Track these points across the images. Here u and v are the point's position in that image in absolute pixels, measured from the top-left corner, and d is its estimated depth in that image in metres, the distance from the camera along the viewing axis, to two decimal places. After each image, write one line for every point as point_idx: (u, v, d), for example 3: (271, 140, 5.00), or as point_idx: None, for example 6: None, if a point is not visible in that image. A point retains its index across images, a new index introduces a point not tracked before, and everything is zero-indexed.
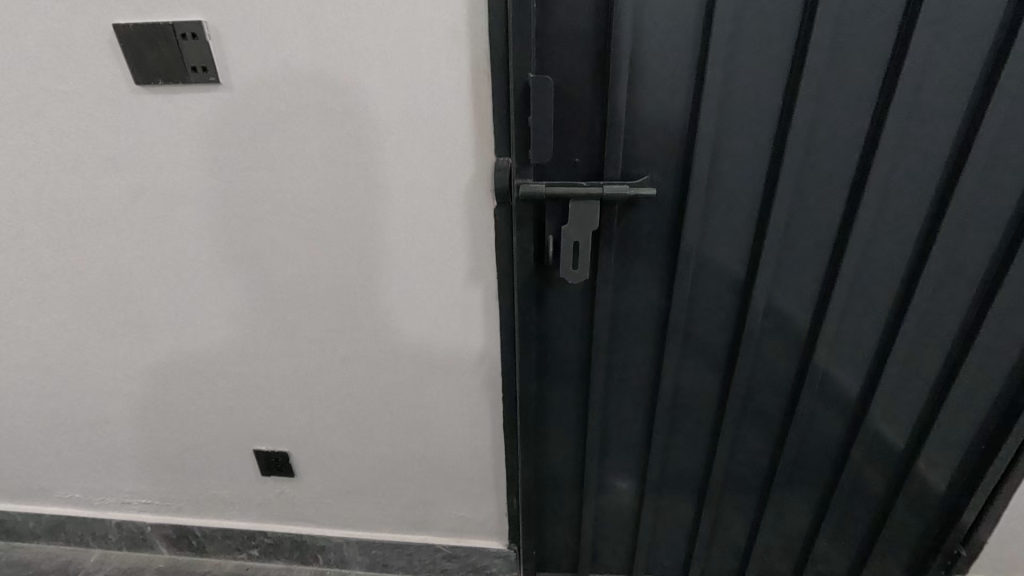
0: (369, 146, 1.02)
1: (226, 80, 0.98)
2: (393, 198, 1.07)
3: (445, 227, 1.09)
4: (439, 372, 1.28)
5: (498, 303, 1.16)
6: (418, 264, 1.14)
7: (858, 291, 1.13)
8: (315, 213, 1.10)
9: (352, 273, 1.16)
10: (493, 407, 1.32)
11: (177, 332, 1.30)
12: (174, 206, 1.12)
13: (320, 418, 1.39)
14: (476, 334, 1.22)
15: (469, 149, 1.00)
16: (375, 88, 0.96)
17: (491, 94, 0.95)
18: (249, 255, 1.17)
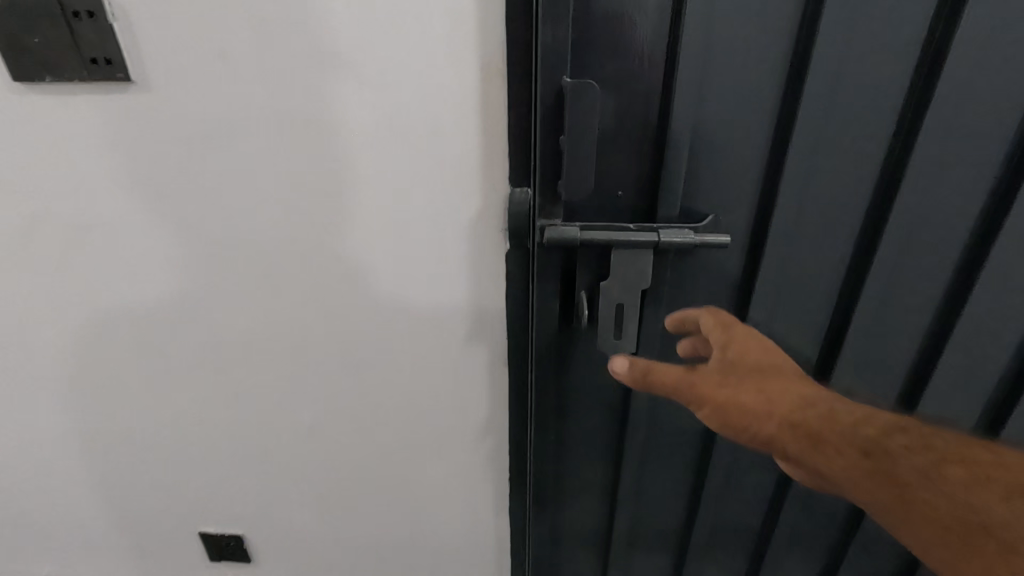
0: (348, 169, 0.75)
1: (142, 78, 0.71)
2: (385, 237, 0.80)
3: (442, 276, 0.83)
4: (430, 450, 1.02)
5: (507, 369, 0.91)
6: (408, 321, 0.88)
7: (969, 370, 0.88)
8: (274, 254, 0.83)
9: (330, 328, 0.90)
10: (497, 494, 1.06)
11: (94, 399, 1.00)
12: (75, 245, 0.83)
13: (279, 501, 1.11)
14: (479, 406, 0.96)
15: (477, 178, 0.75)
16: (357, 89, 0.70)
17: (511, 103, 0.69)
18: (182, 309, 0.89)
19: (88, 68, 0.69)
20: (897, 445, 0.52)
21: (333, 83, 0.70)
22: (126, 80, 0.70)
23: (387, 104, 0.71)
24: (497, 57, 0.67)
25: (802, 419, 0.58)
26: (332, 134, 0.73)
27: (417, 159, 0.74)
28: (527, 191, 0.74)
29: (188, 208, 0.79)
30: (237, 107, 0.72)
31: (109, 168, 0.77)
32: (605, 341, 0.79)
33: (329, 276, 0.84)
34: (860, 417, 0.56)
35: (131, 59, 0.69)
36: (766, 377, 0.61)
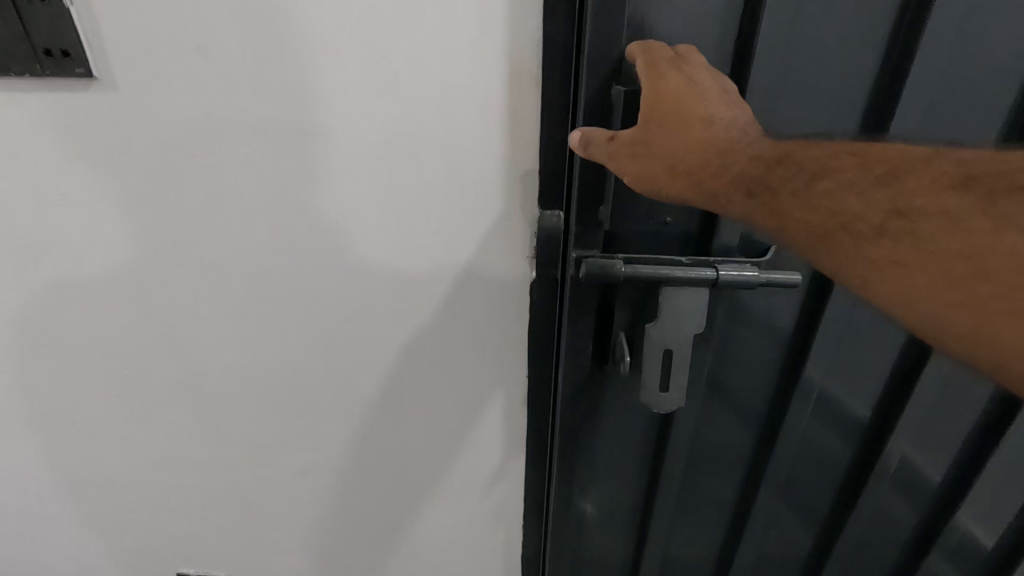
0: (357, 183, 0.65)
1: (107, 73, 0.59)
2: (401, 262, 0.70)
3: (453, 307, 0.73)
4: (433, 498, 0.90)
5: (525, 411, 0.81)
6: (412, 357, 0.77)
7: None
8: (266, 280, 0.72)
9: (328, 365, 0.78)
10: (507, 545, 0.95)
11: (43, 443, 0.86)
12: (26, 265, 0.71)
13: (261, 551, 0.98)
14: (491, 451, 0.85)
15: (500, 198, 0.65)
16: (369, 89, 0.59)
17: (545, 113, 0.60)
18: (152, 340, 0.76)
19: (40, 61, 0.57)
20: (790, 187, 0.49)
21: (341, 80, 0.59)
22: (88, 76, 0.59)
23: (406, 109, 0.60)
24: (535, 54, 0.57)
25: (694, 169, 0.50)
26: (340, 139, 0.62)
27: (439, 172, 0.64)
28: (559, 216, 0.65)
29: (166, 225, 0.68)
30: (223, 109, 0.61)
31: (69, 179, 0.65)
32: (648, 393, 0.69)
33: (331, 305, 0.73)
34: (767, 159, 0.50)
35: (93, 51, 0.58)
36: (670, 120, 0.50)
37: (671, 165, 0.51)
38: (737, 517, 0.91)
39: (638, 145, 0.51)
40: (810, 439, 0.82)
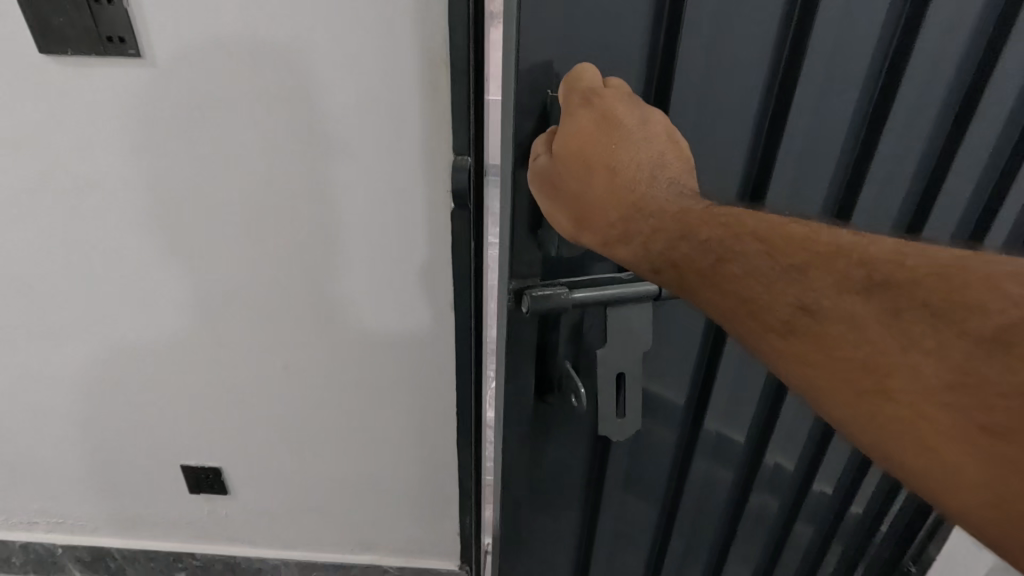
0: (349, 153, 0.75)
1: (151, 52, 0.71)
2: (377, 226, 0.80)
3: (405, 257, 0.83)
4: (382, 429, 0.99)
5: (452, 352, 0.90)
6: (368, 301, 0.87)
7: None
8: (260, 235, 0.83)
9: (308, 315, 0.89)
10: (447, 472, 1.03)
11: (70, 373, 0.98)
12: (75, 213, 0.83)
13: (245, 475, 1.06)
14: (433, 390, 0.94)
15: (436, 160, 0.75)
16: (362, 74, 0.69)
17: (454, 85, 0.68)
18: (165, 282, 0.88)
19: (103, 44, 0.70)
20: (695, 265, 0.42)
21: (341, 60, 0.69)
22: (138, 56, 0.71)
23: (390, 93, 0.71)
24: (470, 36, 0.65)
25: (598, 230, 0.46)
26: (340, 112, 0.72)
27: (408, 142, 0.74)
28: (467, 158, 0.73)
29: (183, 180, 0.79)
30: (240, 87, 0.72)
31: (112, 135, 0.77)
32: (608, 424, 0.61)
33: (317, 261, 0.84)
34: (670, 230, 0.43)
35: (140, 35, 0.69)
36: (569, 175, 0.45)
37: (577, 217, 0.46)
38: (657, 560, 0.87)
39: (547, 185, 0.47)
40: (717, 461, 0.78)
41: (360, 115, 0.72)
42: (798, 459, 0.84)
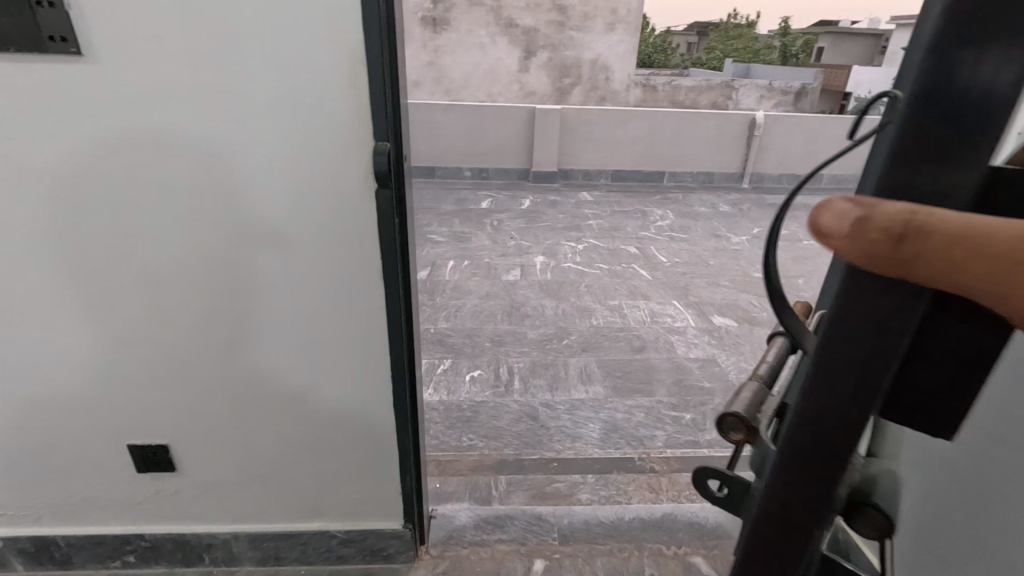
0: (281, 141, 0.84)
1: (93, 51, 0.78)
2: (307, 206, 0.89)
3: (335, 233, 0.92)
4: (322, 395, 1.08)
5: (384, 320, 0.99)
6: (304, 275, 0.96)
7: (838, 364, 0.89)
8: (201, 217, 0.90)
9: (249, 291, 0.97)
10: (384, 430, 1.12)
11: (11, 362, 1.01)
12: (15, 202, 0.87)
13: (192, 450, 1.12)
14: (368, 355, 1.04)
15: (358, 144, 0.84)
16: (292, 71, 0.79)
17: (372, 78, 0.79)
18: (105, 266, 0.94)
19: (45, 43, 0.76)
20: None
21: (272, 57, 0.78)
22: (79, 54, 0.78)
23: (317, 88, 0.80)
24: (381, 34, 0.77)
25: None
26: (271, 105, 0.82)
27: (333, 129, 0.83)
28: (386, 144, 0.83)
29: (126, 168, 0.86)
30: (181, 82, 0.80)
31: (54, 126, 0.82)
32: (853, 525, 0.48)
33: (255, 240, 0.92)
34: None
35: (82, 35, 0.76)
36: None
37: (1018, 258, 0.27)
38: None
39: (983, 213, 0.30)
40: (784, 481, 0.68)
41: (291, 107, 0.82)
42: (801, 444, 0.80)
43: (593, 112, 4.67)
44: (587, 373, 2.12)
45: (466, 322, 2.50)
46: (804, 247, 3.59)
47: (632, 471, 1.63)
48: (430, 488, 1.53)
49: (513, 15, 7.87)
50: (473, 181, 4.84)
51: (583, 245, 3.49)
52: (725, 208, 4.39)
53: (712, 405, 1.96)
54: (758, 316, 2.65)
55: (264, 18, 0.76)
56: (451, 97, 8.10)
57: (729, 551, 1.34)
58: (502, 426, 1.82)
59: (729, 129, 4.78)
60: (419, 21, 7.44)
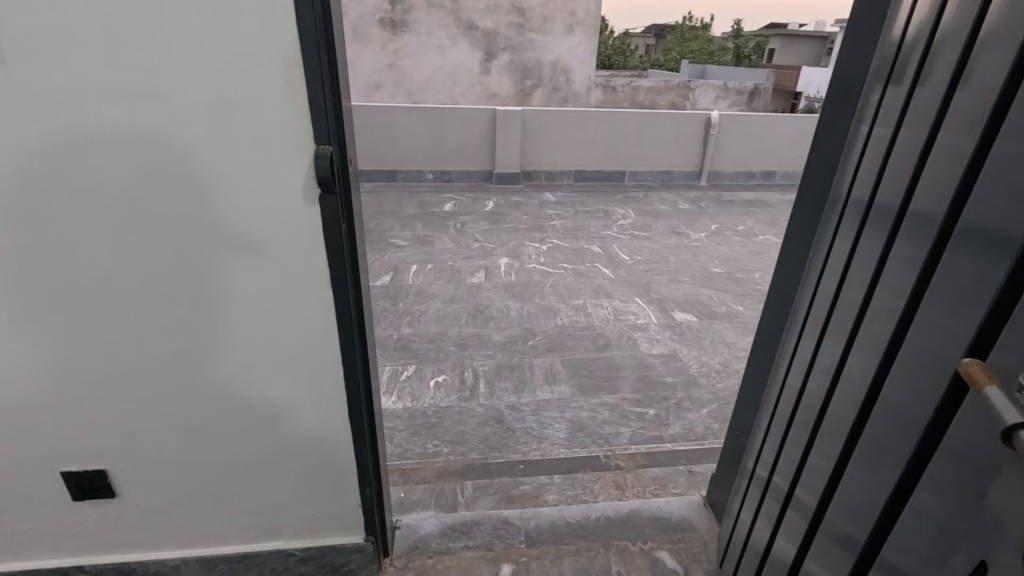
0: (217, 147, 0.81)
1: (1, 50, 0.72)
2: (249, 213, 0.86)
3: (278, 240, 0.88)
4: (273, 409, 1.04)
5: (335, 330, 0.96)
6: (248, 285, 0.92)
7: (806, 352, 0.93)
8: (135, 228, 0.85)
9: (192, 304, 0.92)
10: (339, 441, 1.09)
11: None
12: None
13: (135, 472, 1.06)
14: (320, 366, 1.00)
15: (298, 149, 0.81)
16: (225, 72, 0.76)
17: (309, 81, 0.76)
18: (27, 281, 0.87)
19: None
20: None
21: (204, 59, 0.75)
22: None
23: (253, 91, 0.77)
24: (315, 35, 0.74)
25: None
26: (206, 109, 0.78)
27: (271, 133, 0.80)
28: (329, 148, 0.81)
29: (47, 176, 0.80)
30: (104, 84, 0.75)
31: None
32: None
33: (195, 250, 0.88)
34: None
35: None
36: None
37: None
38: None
39: None
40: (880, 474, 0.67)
41: (226, 111, 0.78)
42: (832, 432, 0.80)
43: (553, 113, 4.69)
44: (552, 373, 2.13)
45: (430, 326, 2.47)
46: (759, 242, 3.70)
47: (598, 469, 1.64)
48: (394, 498, 1.50)
49: (472, 18, 7.85)
50: (436, 183, 4.80)
51: (547, 245, 3.50)
52: (684, 206, 4.48)
53: (674, 400, 1.99)
54: (717, 310, 2.71)
55: (192, 18, 0.72)
56: (412, 100, 8.03)
57: (693, 544, 1.36)
58: (468, 431, 1.80)
59: (686, 129, 4.88)
60: (376, 22, 7.32)
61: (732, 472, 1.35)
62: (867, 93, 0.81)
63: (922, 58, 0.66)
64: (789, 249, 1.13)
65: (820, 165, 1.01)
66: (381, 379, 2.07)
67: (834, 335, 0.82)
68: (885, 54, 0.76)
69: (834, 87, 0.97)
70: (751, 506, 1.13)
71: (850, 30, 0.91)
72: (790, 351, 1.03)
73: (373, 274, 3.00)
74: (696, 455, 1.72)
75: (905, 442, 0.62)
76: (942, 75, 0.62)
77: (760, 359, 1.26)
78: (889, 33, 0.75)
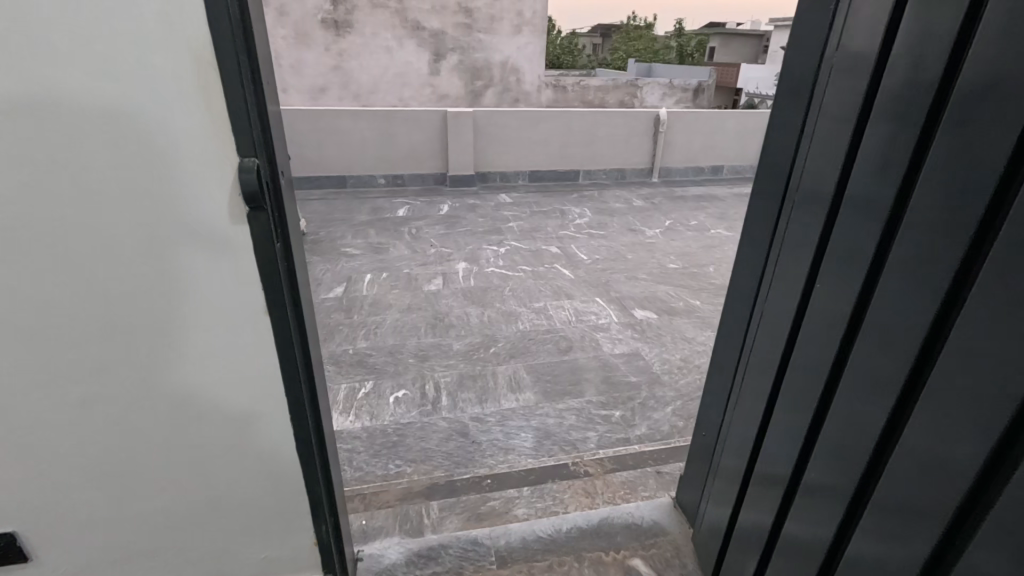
0: (116, 162, 0.68)
1: None
2: (163, 238, 0.73)
3: (201, 269, 0.77)
4: (209, 455, 0.92)
5: (276, 360, 0.87)
6: (168, 321, 0.79)
7: (804, 341, 0.90)
8: (13, 263, 0.70)
9: (100, 348, 0.78)
10: (289, 478, 1.00)
11: None
12: None
13: (48, 536, 0.92)
14: (260, 403, 0.90)
15: (218, 165, 0.71)
16: (119, 76, 0.63)
17: (228, 85, 0.67)
18: None
19: None
20: None
21: (90, 60, 0.62)
22: None
23: (157, 98, 0.65)
24: (233, 30, 0.65)
25: None
26: (99, 117, 0.65)
27: (182, 147, 0.69)
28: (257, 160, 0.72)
29: None
30: None
31: None
32: None
33: (98, 283, 0.74)
34: None
35: None
36: None
37: None
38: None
39: None
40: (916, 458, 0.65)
41: (126, 118, 0.66)
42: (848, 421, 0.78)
43: (505, 114, 4.65)
44: (516, 380, 2.08)
45: (387, 338, 2.37)
46: (711, 236, 3.79)
47: (567, 478, 1.61)
48: (355, 527, 1.41)
49: (418, 18, 7.71)
50: (388, 188, 4.67)
51: (504, 247, 3.46)
52: (638, 202, 4.55)
53: (639, 400, 1.99)
54: (675, 306, 2.74)
55: (71, 11, 0.59)
56: (360, 103, 7.81)
57: (665, 548, 1.35)
58: (431, 447, 1.73)
59: (636, 126, 4.95)
60: (318, 23, 7.07)
61: (700, 473, 1.34)
62: (847, 102, 0.78)
63: (921, 40, 0.63)
64: (747, 240, 1.12)
65: (774, 158, 1.00)
66: (337, 398, 1.96)
67: (863, 375, 0.75)
68: (875, 64, 0.72)
69: (786, 84, 0.96)
70: (750, 526, 1.09)
71: (802, 17, 0.89)
72: (781, 368, 0.98)
73: (325, 286, 2.87)
74: (663, 455, 1.71)
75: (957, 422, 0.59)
76: (1003, 91, 0.54)
77: (722, 359, 1.25)
78: (870, 37, 0.72)
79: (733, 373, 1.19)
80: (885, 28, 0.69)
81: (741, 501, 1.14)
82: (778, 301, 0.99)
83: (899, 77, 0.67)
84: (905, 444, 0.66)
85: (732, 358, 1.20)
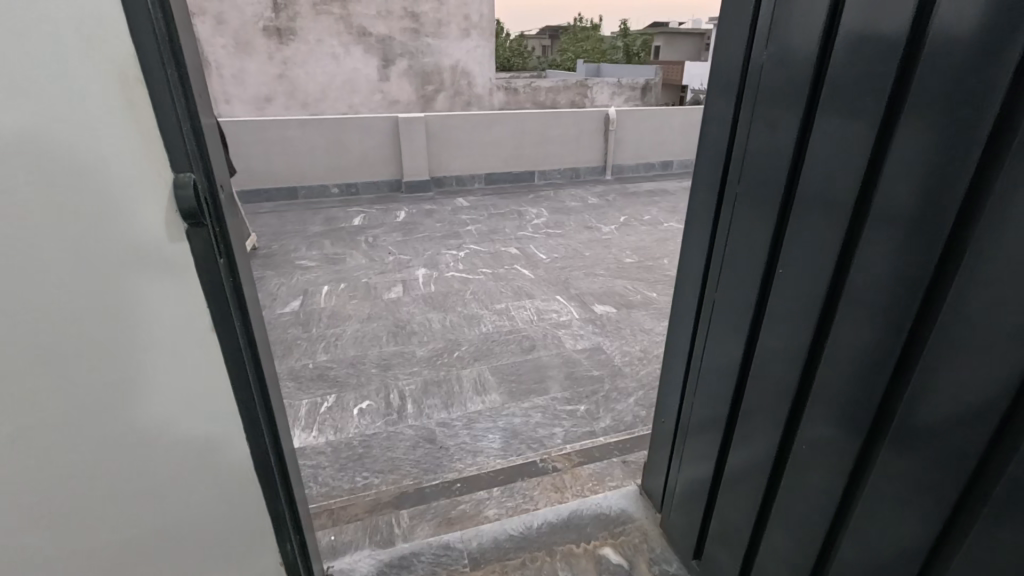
0: (41, 187, 0.63)
1: None
2: (100, 267, 0.69)
3: (142, 295, 0.74)
4: (163, 487, 0.88)
5: (226, 378, 0.87)
6: (109, 354, 0.75)
7: (765, 326, 0.94)
8: None
9: (32, 389, 0.71)
10: (248, 497, 0.98)
11: None
12: None
13: None
14: (212, 424, 0.88)
15: (154, 186, 0.69)
16: (41, 102, 0.60)
17: (161, 104, 0.67)
18: None
19: None
20: None
21: (3, 82, 0.57)
22: None
23: (85, 122, 0.62)
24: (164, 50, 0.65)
25: None
26: (16, 140, 0.60)
27: (117, 172, 0.66)
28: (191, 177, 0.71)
29: None
30: None
31: None
32: None
33: (28, 321, 0.68)
34: None
35: None
36: None
37: None
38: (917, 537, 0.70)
39: None
40: (903, 422, 0.69)
41: (51, 145, 0.62)
42: (822, 397, 0.82)
43: (457, 118, 4.65)
44: (481, 383, 2.08)
45: (348, 350, 2.33)
46: (664, 229, 3.91)
47: (536, 475, 1.63)
48: (324, 544, 1.38)
49: (364, 23, 7.58)
50: (342, 197, 4.58)
51: (464, 251, 3.45)
52: (593, 200, 4.63)
53: (602, 392, 2.03)
54: (633, 299, 2.81)
55: None
56: (308, 112, 7.62)
57: (633, 535, 1.39)
58: (399, 456, 1.71)
59: (587, 126, 5.04)
60: (259, 31, 6.84)
61: (663, 457, 1.38)
62: (789, 102, 0.82)
63: (858, 36, 0.68)
64: (692, 231, 1.16)
65: (712, 153, 1.05)
66: (299, 415, 1.91)
67: (841, 363, 0.78)
68: (814, 62, 0.76)
69: (716, 82, 1.01)
70: (727, 513, 1.13)
71: (728, 19, 0.95)
72: (746, 357, 1.02)
73: (281, 301, 2.79)
74: (628, 445, 1.76)
75: (939, 384, 0.64)
76: (944, 81, 0.59)
77: (677, 348, 1.29)
78: (807, 38, 0.77)
79: (690, 360, 1.23)
80: (823, 27, 0.74)
81: (715, 489, 1.17)
82: (733, 288, 1.03)
83: (844, 78, 0.72)
84: (901, 426, 0.70)
85: (687, 346, 1.24)
